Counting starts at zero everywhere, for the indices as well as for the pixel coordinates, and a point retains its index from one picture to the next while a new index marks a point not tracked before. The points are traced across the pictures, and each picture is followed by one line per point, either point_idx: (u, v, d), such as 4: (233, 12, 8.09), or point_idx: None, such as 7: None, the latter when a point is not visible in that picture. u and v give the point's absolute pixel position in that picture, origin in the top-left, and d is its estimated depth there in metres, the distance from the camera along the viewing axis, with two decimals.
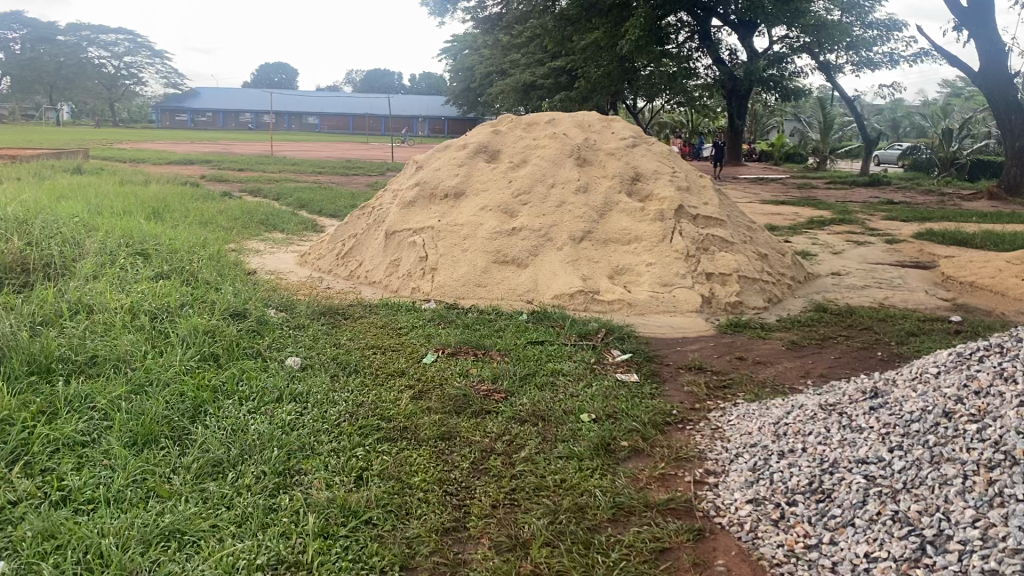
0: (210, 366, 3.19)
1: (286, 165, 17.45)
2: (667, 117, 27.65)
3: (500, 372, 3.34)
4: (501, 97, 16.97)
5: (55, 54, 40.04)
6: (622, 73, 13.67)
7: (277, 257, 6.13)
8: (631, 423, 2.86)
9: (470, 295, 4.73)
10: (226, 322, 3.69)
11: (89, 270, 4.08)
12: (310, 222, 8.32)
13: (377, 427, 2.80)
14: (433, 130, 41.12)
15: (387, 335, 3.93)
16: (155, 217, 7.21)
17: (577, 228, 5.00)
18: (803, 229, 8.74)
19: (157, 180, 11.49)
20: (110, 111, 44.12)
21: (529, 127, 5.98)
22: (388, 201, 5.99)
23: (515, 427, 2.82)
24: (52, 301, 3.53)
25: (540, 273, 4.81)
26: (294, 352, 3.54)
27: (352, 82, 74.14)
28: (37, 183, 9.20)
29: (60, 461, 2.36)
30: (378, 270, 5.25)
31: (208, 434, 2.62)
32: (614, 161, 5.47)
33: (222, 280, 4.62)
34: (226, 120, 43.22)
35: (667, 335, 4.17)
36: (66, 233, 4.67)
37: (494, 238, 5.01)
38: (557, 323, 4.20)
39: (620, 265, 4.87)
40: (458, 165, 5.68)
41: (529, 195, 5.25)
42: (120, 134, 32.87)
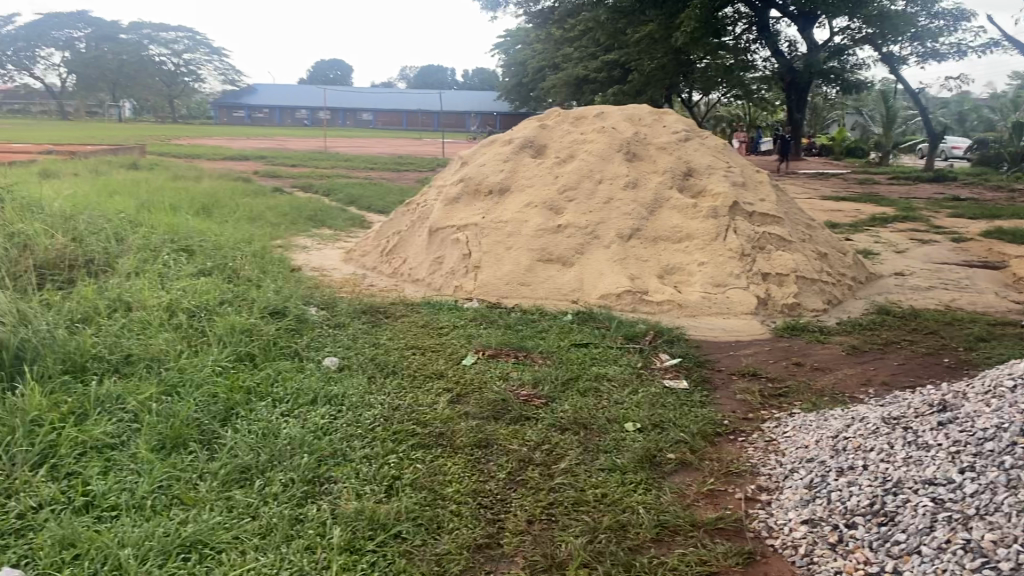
0: (245, 367, 3.12)
1: (338, 161, 17.55)
2: (723, 111, 27.15)
3: (542, 376, 3.22)
4: (553, 91, 16.80)
5: (118, 53, 40.99)
6: (676, 67, 13.41)
7: (322, 254, 6.10)
8: (678, 434, 2.72)
9: (514, 294, 4.62)
10: (264, 321, 3.63)
11: (131, 267, 4.07)
12: (358, 218, 8.29)
13: (412, 433, 2.69)
14: (486, 126, 41.11)
15: (427, 335, 3.84)
16: (204, 212, 7.23)
17: (626, 225, 4.83)
18: (865, 226, 8.43)
19: (210, 176, 11.59)
20: (170, 108, 45.04)
21: (578, 121, 5.82)
22: (433, 196, 5.90)
23: (555, 435, 2.69)
24: (92, 299, 3.51)
25: (587, 272, 4.67)
26: (332, 352, 3.46)
27: (407, 79, 74.60)
28: (92, 179, 9.33)
29: (86, 465, 2.30)
30: (421, 268, 5.17)
31: (238, 439, 2.53)
32: (665, 156, 5.29)
33: (264, 277, 4.57)
34: (282, 117, 43.71)
35: (719, 339, 4.00)
36: (112, 229, 4.67)
37: (539, 235, 4.87)
38: (603, 324, 4.05)
39: (670, 264, 4.70)
40: (504, 160, 5.56)
41: (576, 191, 5.10)
42: (179, 130, 33.48)
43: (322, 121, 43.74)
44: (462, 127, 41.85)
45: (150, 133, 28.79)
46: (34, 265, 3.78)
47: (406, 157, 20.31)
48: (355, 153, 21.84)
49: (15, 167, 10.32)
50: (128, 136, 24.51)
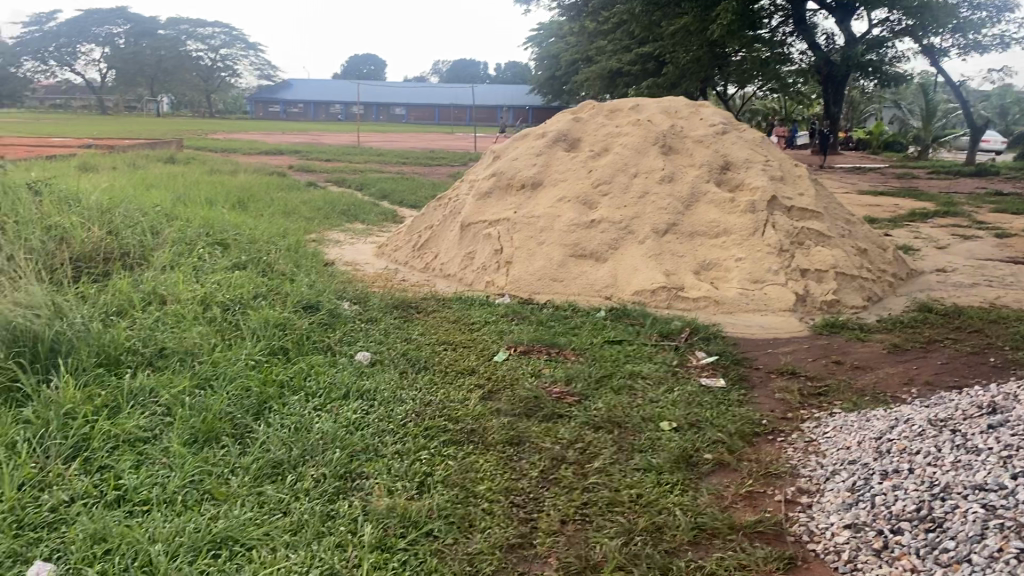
0: (278, 360, 3.10)
1: (371, 156, 17.60)
2: (758, 105, 26.82)
3: (575, 373, 3.17)
4: (586, 85, 16.68)
5: (155, 48, 41.53)
6: (711, 60, 13.24)
7: (355, 248, 6.10)
8: (716, 433, 2.66)
9: (546, 290, 4.58)
10: (297, 315, 3.61)
11: (165, 260, 4.09)
12: (391, 212, 8.29)
13: (445, 429, 2.66)
14: (518, 120, 41.10)
15: (459, 331, 3.80)
16: (238, 206, 7.27)
17: (662, 220, 4.76)
18: (905, 222, 8.26)
19: (244, 170, 11.67)
20: (206, 103, 45.54)
21: (612, 113, 5.75)
22: (464, 191, 5.87)
23: (590, 434, 2.64)
24: (126, 292, 3.52)
25: (621, 267, 4.60)
26: (365, 346, 3.43)
27: (439, 73, 74.67)
28: (129, 173, 9.43)
29: (118, 458, 2.30)
30: (453, 263, 5.15)
31: (270, 433, 2.51)
32: (702, 149, 5.20)
33: (297, 270, 4.57)
34: (316, 112, 43.90)
35: (756, 336, 3.92)
36: (147, 223, 4.70)
37: (572, 230, 4.82)
38: (637, 321, 4.00)
39: (706, 260, 4.63)
40: (537, 154, 5.51)
41: (610, 185, 5.04)
42: (215, 125, 33.84)
43: (356, 116, 43.96)
44: (494, 122, 41.82)
45: (186, 128, 29.14)
46: (70, 258, 3.81)
47: (438, 151, 20.33)
48: (389, 148, 21.90)
49: (55, 161, 10.47)
50: (165, 132, 24.80)
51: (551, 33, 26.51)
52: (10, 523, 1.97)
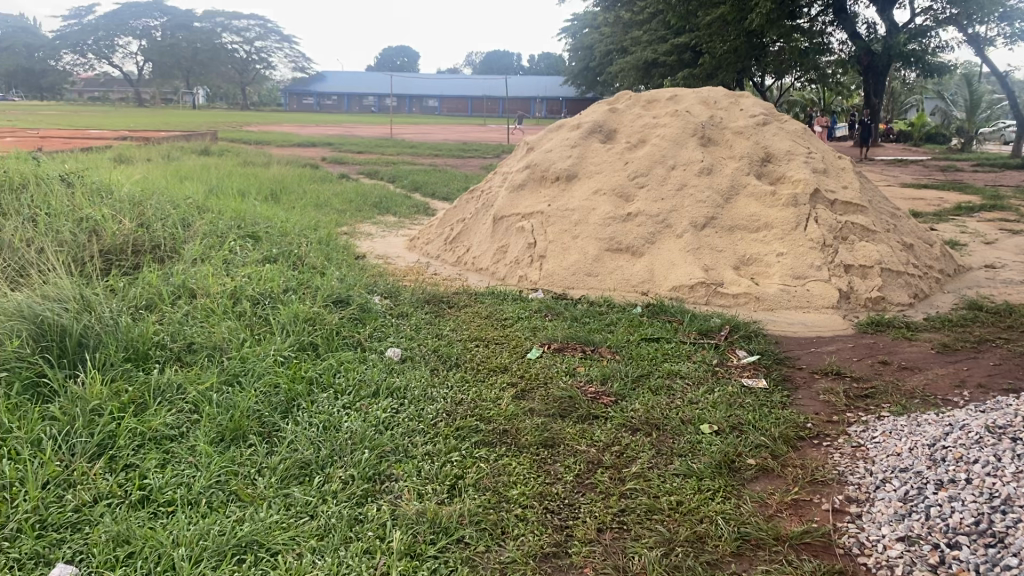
0: (307, 356, 3.04)
1: (403, 148, 17.58)
2: (796, 95, 26.42)
3: (610, 372, 3.07)
4: (620, 75, 16.50)
5: (192, 41, 41.95)
6: (749, 51, 13.00)
7: (387, 241, 6.05)
8: (758, 438, 2.56)
9: (581, 285, 4.49)
10: (328, 310, 3.56)
11: (196, 253, 4.06)
12: (423, 205, 8.23)
13: (477, 429, 2.58)
14: (552, 112, 40.96)
15: (492, 327, 3.73)
16: (271, 198, 7.26)
17: (700, 214, 4.63)
18: (950, 215, 8.04)
19: (277, 162, 11.69)
20: (242, 95, 45.91)
21: (649, 104, 5.63)
22: (497, 183, 5.79)
23: (627, 437, 2.55)
24: (157, 285, 3.49)
25: (658, 262, 4.49)
26: (395, 342, 3.37)
27: (472, 65, 74.62)
28: (164, 165, 9.48)
29: (143, 456, 2.25)
30: (485, 257, 5.07)
31: (298, 432, 2.44)
32: (742, 141, 5.06)
33: (329, 264, 4.52)
34: (350, 103, 43.93)
35: (798, 335, 3.80)
36: (179, 215, 4.67)
37: (608, 224, 4.71)
38: (675, 318, 3.89)
39: (746, 255, 4.50)
40: (572, 145, 5.40)
41: (647, 177, 4.93)
42: (250, 117, 34.12)
43: (389, 108, 44.06)
44: (527, 113, 41.70)
45: (221, 120, 29.40)
46: (101, 251, 3.79)
47: (470, 143, 20.25)
48: (421, 140, 21.86)
49: (91, 153, 10.56)
50: (200, 124, 25.01)
51: (585, 24, 26.25)
52: (32, 524, 1.92)
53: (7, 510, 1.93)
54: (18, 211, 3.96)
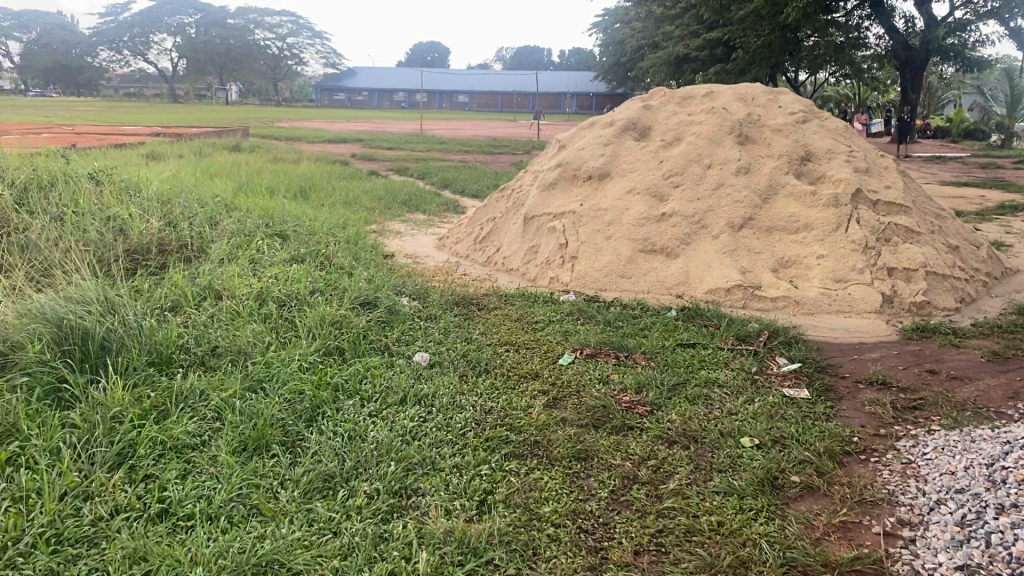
0: (333, 361, 2.96)
1: (433, 144, 17.55)
2: (830, 91, 26.02)
3: (646, 379, 2.96)
4: (652, 71, 16.31)
5: (225, 37, 42.31)
6: (783, 46, 12.76)
7: (416, 240, 5.97)
8: (803, 453, 2.44)
9: (614, 287, 4.37)
10: (355, 312, 3.48)
11: (224, 253, 4.00)
12: (453, 202, 8.15)
13: (507, 440, 2.48)
14: (582, 107, 40.81)
15: (522, 330, 3.63)
16: (300, 196, 7.22)
17: (737, 214, 4.50)
18: (993, 215, 7.81)
19: (308, 158, 11.69)
20: (274, 91, 46.22)
21: (685, 101, 5.50)
22: (528, 181, 5.69)
23: (664, 451, 2.44)
24: (182, 287, 3.44)
25: (693, 264, 4.37)
26: (423, 346, 3.28)
27: (503, 61, 74.38)
28: (196, 162, 9.51)
29: (164, 467, 2.18)
30: (516, 257, 4.97)
31: (322, 442, 2.36)
32: (781, 139, 4.92)
33: (357, 264, 4.45)
34: (382, 100, 44.05)
35: (840, 341, 3.66)
36: (207, 213, 4.63)
37: (642, 224, 4.59)
38: (711, 322, 3.77)
39: (785, 257, 4.36)
40: (605, 143, 5.28)
41: (682, 176, 4.80)
42: (281, 113, 34.35)
43: (419, 104, 44.08)
44: (557, 109, 41.50)
45: (253, 116, 29.62)
46: (128, 250, 3.74)
47: (500, 139, 20.13)
48: (452, 135, 21.82)
49: (124, 150, 10.61)
50: (233, 120, 25.16)
51: (615, 19, 26.01)
52: (47, 538, 1.85)
53: (22, 523, 1.87)
54: (46, 210, 3.93)
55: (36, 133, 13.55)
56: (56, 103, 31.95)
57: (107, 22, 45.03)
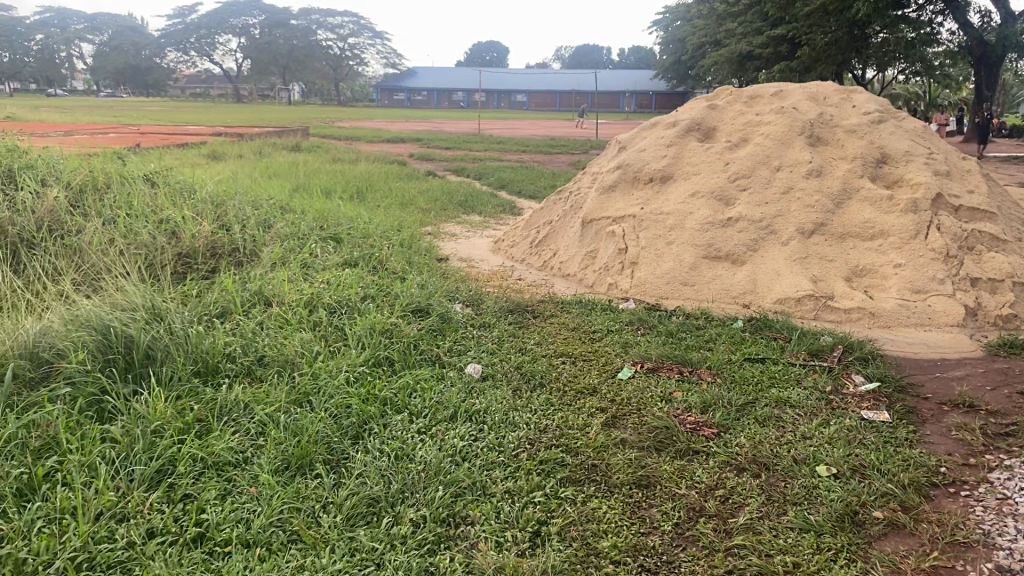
0: (382, 372, 2.84)
1: (490, 143, 17.48)
2: (900, 88, 25.22)
3: (711, 398, 2.79)
4: (715, 69, 15.96)
5: (288, 38, 43.01)
6: (850, 43, 12.30)
7: (471, 242, 5.86)
8: (886, 485, 2.23)
9: (675, 295, 4.17)
10: (406, 320, 3.37)
11: (276, 257, 3.93)
12: (510, 203, 8.03)
13: (563, 463, 2.34)
14: (641, 106, 40.45)
15: (579, 341, 3.47)
16: (356, 197, 7.18)
17: (808, 220, 4.27)
18: None
19: (366, 158, 11.71)
20: (335, 91, 46.80)
21: (752, 100, 5.27)
22: (587, 184, 5.52)
23: (732, 479, 2.27)
24: (233, 292, 3.37)
25: (761, 271, 4.15)
26: (476, 357, 3.14)
27: (563, 60, 74.04)
28: (256, 161, 9.60)
29: (202, 486, 2.08)
30: (573, 263, 4.82)
31: (368, 462, 2.24)
32: (855, 140, 4.67)
33: (410, 268, 4.35)
34: (440, 99, 44.34)
35: (920, 356, 3.41)
36: (261, 216, 4.58)
37: (706, 229, 4.39)
38: (780, 335, 3.56)
39: (860, 265, 4.11)
40: (667, 145, 5.09)
41: (749, 179, 4.59)
42: (341, 112, 34.78)
43: (478, 103, 44.16)
44: (615, 108, 41.18)
45: (314, 115, 30.04)
46: (179, 254, 3.70)
47: (559, 138, 19.97)
48: (509, 134, 21.73)
49: (187, 149, 10.76)
50: (295, 120, 25.47)
51: (675, 17, 25.58)
52: (79, 563, 1.76)
53: (55, 546, 1.78)
54: (100, 212, 3.90)
55: (104, 133, 13.93)
56: (127, 104, 32.91)
57: (176, 24, 46.18)
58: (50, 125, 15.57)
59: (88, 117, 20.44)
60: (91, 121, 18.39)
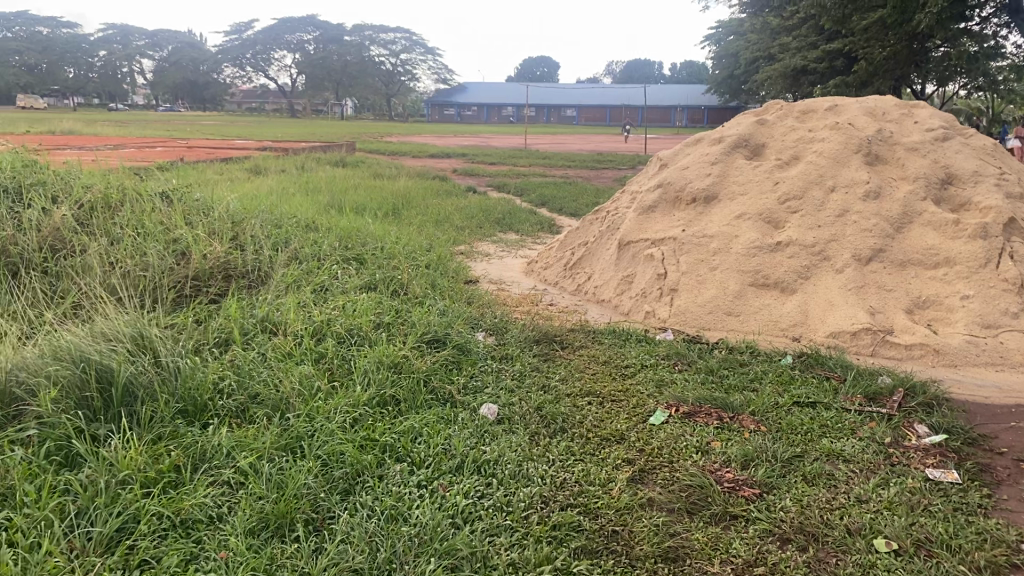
0: (387, 413, 2.58)
1: (536, 159, 17.26)
2: (961, 103, 24.41)
3: (753, 450, 2.48)
4: (767, 83, 15.52)
5: (342, 54, 43.59)
6: (909, 57, 11.82)
7: (503, 263, 5.59)
8: (958, 567, 1.89)
9: (718, 326, 3.83)
10: (420, 351, 3.11)
11: (289, 280, 3.72)
12: (549, 221, 7.76)
13: (579, 529, 2.04)
14: (693, 120, 40.06)
15: (609, 378, 3.17)
16: (391, 215, 6.98)
17: (865, 245, 3.92)
18: None
19: (408, 174, 11.56)
20: (386, 107, 47.18)
21: (805, 116, 4.94)
22: (625, 203, 5.21)
23: (775, 554, 1.95)
24: (238, 320, 3.16)
25: (812, 301, 3.80)
26: (492, 396, 2.86)
27: (613, 74, 73.66)
28: (296, 177, 9.49)
29: (164, 550, 1.83)
30: (608, 288, 4.52)
31: (355, 524, 1.97)
32: (917, 159, 4.30)
33: (434, 292, 4.10)
34: (489, 114, 44.43)
35: (993, 401, 3.03)
36: (281, 235, 4.38)
37: (754, 254, 4.06)
38: (834, 375, 3.22)
39: (922, 295, 3.74)
40: (713, 162, 4.77)
41: (801, 201, 4.25)
42: (391, 127, 34.95)
43: (527, 118, 44.13)
44: (667, 122, 40.96)
45: (365, 131, 30.27)
46: (186, 277, 3.50)
47: (606, 154, 19.69)
48: (557, 150, 21.55)
49: (230, 164, 10.71)
50: (344, 135, 25.62)
51: (727, 30, 25.08)
52: None
53: None
54: (110, 232, 3.73)
55: (151, 147, 13.99)
56: (184, 119, 33.50)
57: (232, 41, 47.06)
58: (103, 140, 15.77)
59: (143, 131, 20.73)
60: (146, 135, 18.67)
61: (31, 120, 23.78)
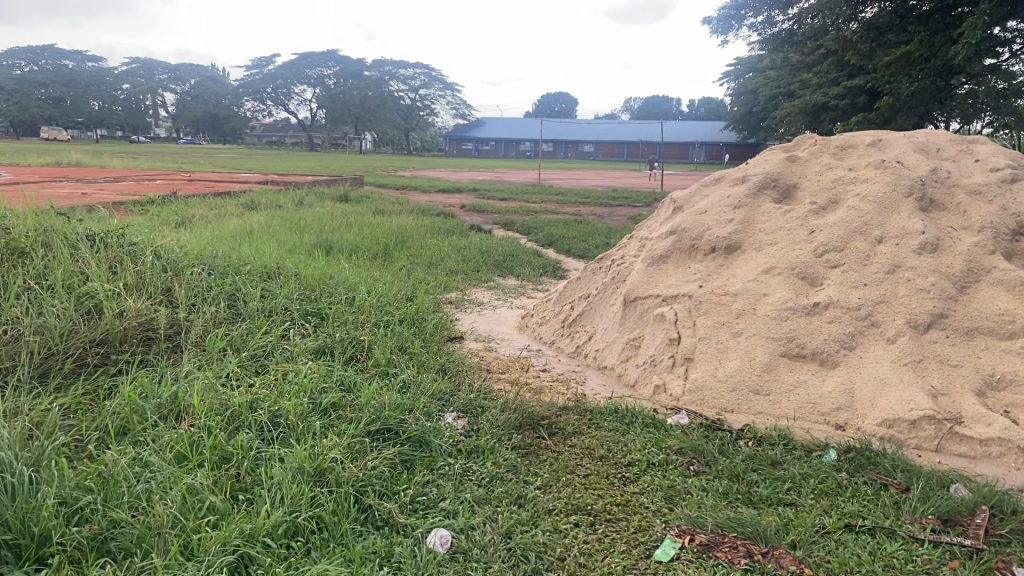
0: (294, 554, 1.89)
1: (548, 194, 16.65)
2: None
3: None
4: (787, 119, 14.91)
5: (363, 89, 43.21)
6: (935, 94, 10.61)
7: (495, 315, 4.92)
8: None
9: (744, 408, 3.11)
10: (362, 448, 2.43)
11: (220, 346, 3.06)
12: (553, 263, 7.10)
13: None
14: (710, 157, 39.43)
15: (603, 483, 2.47)
16: (377, 256, 6.36)
17: (924, 309, 3.22)
18: None
19: (410, 210, 10.95)
20: (403, 141, 47.01)
21: (843, 152, 4.28)
22: (634, 251, 4.53)
23: None
24: (135, 401, 2.50)
25: (860, 377, 3.09)
26: (446, 516, 2.17)
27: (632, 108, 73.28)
28: (290, 212, 8.89)
29: None
30: (611, 352, 3.82)
31: None
32: (981, 205, 3.63)
33: (401, 358, 3.43)
34: (508, 150, 44.70)
35: None
36: (227, 285, 3.73)
37: (785, 316, 3.37)
38: (894, 482, 2.50)
39: (996, 373, 3.03)
40: (737, 205, 4.10)
41: (842, 253, 3.57)
42: (407, 161, 34.44)
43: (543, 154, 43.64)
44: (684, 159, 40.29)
45: (379, 164, 29.80)
46: (89, 343, 2.87)
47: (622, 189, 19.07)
48: (572, 185, 20.98)
49: (224, 198, 10.09)
50: (356, 167, 25.31)
51: (744, 66, 24.48)
52: None
53: None
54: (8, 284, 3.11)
55: (151, 179, 13.48)
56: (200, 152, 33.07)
57: (253, 74, 47.12)
58: (109, 171, 15.32)
59: (155, 163, 20.29)
60: (152, 167, 18.22)
61: (40, 150, 23.37)
